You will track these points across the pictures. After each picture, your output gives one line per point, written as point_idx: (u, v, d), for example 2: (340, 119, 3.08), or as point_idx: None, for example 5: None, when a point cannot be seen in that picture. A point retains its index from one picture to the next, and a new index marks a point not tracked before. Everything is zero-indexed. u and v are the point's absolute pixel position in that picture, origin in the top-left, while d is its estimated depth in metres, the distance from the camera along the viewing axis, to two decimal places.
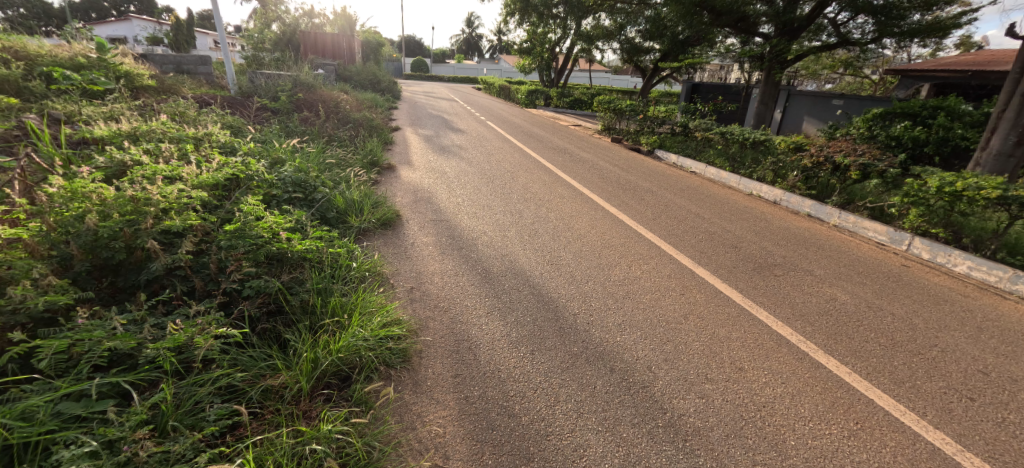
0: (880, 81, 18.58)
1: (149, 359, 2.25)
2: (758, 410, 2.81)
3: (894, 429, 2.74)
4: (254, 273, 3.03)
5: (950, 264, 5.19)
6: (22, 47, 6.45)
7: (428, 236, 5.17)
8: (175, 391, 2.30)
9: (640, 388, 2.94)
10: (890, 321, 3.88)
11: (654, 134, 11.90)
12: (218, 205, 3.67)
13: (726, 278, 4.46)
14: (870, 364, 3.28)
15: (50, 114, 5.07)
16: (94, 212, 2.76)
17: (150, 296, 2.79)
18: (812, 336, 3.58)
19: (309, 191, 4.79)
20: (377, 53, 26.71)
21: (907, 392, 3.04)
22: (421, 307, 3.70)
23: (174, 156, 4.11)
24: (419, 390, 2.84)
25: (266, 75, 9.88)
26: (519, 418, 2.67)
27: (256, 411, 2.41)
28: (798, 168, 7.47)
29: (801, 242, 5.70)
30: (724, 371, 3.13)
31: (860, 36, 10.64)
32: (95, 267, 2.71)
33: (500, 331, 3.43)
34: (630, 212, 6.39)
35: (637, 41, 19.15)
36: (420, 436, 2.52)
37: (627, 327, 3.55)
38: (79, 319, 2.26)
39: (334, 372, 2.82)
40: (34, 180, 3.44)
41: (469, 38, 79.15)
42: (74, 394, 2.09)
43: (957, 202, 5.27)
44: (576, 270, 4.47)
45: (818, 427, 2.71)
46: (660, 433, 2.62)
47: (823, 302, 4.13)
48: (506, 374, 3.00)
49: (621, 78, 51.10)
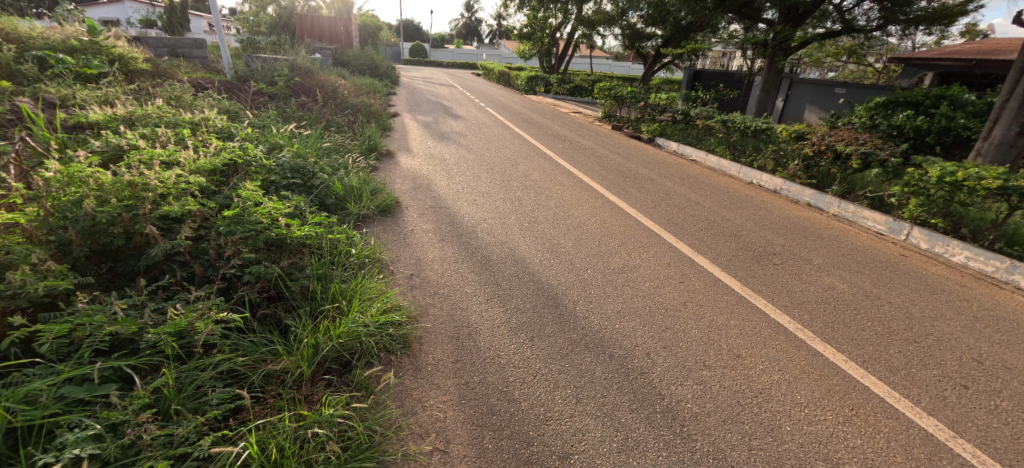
0: (884, 70, 18.47)
1: (150, 343, 2.25)
2: (755, 397, 2.84)
3: (888, 415, 2.78)
4: (254, 259, 3.03)
5: (947, 254, 5.21)
6: (13, 28, 6.34)
7: (428, 222, 5.17)
8: (176, 376, 2.31)
9: (638, 375, 2.96)
10: (888, 310, 3.90)
11: (655, 122, 11.86)
12: (216, 190, 3.66)
13: (726, 267, 4.48)
14: (867, 352, 3.31)
15: (45, 98, 5.01)
16: (92, 197, 2.73)
17: (150, 282, 2.80)
18: (810, 324, 3.61)
19: (308, 177, 4.77)
20: (375, 37, 26.33)
21: (903, 380, 3.07)
22: (420, 293, 3.71)
23: (172, 140, 4.09)
24: (419, 375, 2.87)
25: (263, 59, 9.76)
26: (519, 403, 2.70)
27: (257, 395, 2.42)
28: (799, 157, 7.44)
29: (800, 231, 5.71)
30: (722, 358, 3.15)
31: (865, 23, 10.50)
32: (94, 253, 2.71)
33: (501, 318, 3.45)
34: (630, 200, 6.39)
35: (638, 27, 18.82)
36: (421, 420, 2.55)
37: (626, 314, 3.58)
38: (78, 303, 2.25)
39: (335, 357, 2.83)
40: (31, 165, 3.43)
41: (469, 22, 78.17)
42: (76, 379, 2.09)
43: (957, 193, 5.29)
44: (576, 258, 4.47)
45: (814, 413, 2.74)
46: (658, 419, 2.65)
47: (821, 291, 4.15)
48: (506, 360, 3.03)
49: (621, 64, 51.57)
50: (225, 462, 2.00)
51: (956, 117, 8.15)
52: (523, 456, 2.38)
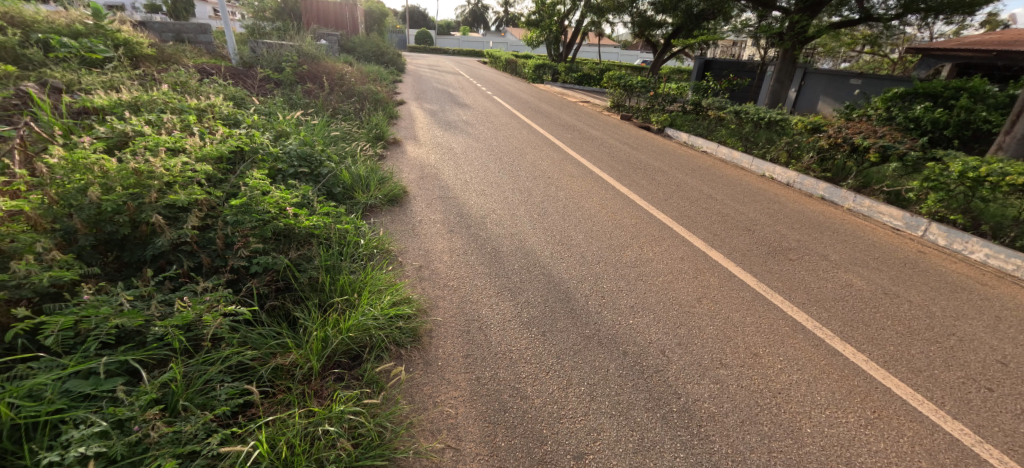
0: (899, 60, 18.05)
1: (158, 336, 2.18)
2: (774, 397, 2.76)
3: (911, 418, 2.70)
4: (262, 250, 2.99)
5: (966, 251, 5.10)
6: (18, 13, 6.26)
7: (436, 213, 5.09)
8: (184, 370, 2.24)
9: (653, 372, 2.89)
10: (907, 309, 3.82)
11: (665, 112, 11.63)
12: (223, 179, 3.62)
13: (741, 262, 4.38)
14: (888, 352, 3.23)
15: (50, 83, 4.98)
16: (96, 185, 2.69)
17: (156, 272, 2.73)
18: (828, 322, 3.52)
19: (315, 165, 4.68)
20: (381, 24, 25.97)
21: (926, 381, 2.99)
22: (430, 285, 3.65)
23: (177, 126, 4.04)
24: (430, 369, 2.81)
25: (268, 44, 9.61)
26: (531, 400, 2.64)
27: (267, 390, 2.37)
28: (814, 149, 7.32)
29: (816, 226, 5.59)
30: (739, 356, 3.07)
31: (884, 11, 10.16)
32: (100, 242, 2.67)
33: (512, 312, 3.39)
34: (641, 192, 6.27)
35: (648, 14, 18.02)
36: (433, 417, 2.49)
37: (639, 310, 3.50)
38: (84, 294, 2.18)
39: (345, 351, 2.78)
40: (36, 150, 3.40)
41: (472, 8, 77.03)
42: (83, 372, 2.01)
43: (978, 188, 5.17)
44: (588, 251, 4.39)
45: (835, 415, 2.66)
46: (674, 419, 2.58)
47: (840, 288, 4.06)
48: (518, 355, 2.97)
49: (628, 53, 50.91)
50: (234, 461, 1.94)
51: (976, 110, 7.98)
52: (537, 455, 2.32)
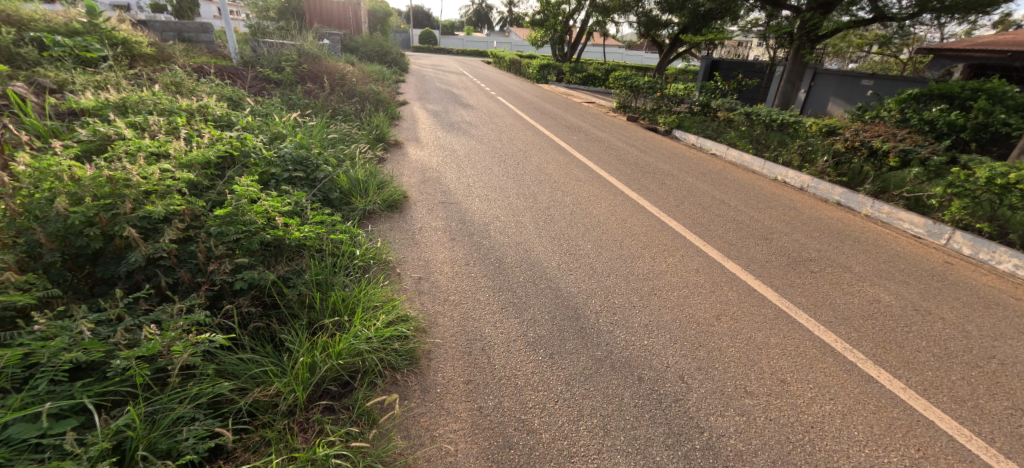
0: (909, 60, 17.69)
1: (119, 371, 1.94)
2: (806, 432, 2.50)
3: (960, 458, 2.44)
4: (248, 264, 2.76)
5: (994, 261, 4.82)
6: (12, 10, 6.07)
7: (437, 220, 4.84)
8: (150, 407, 2.00)
9: (672, 402, 2.64)
10: (941, 328, 3.55)
11: (672, 113, 11.36)
12: (209, 185, 3.38)
13: (760, 274, 4.12)
14: (926, 379, 2.97)
15: (39, 83, 4.77)
16: (66, 195, 2.45)
17: (131, 290, 2.49)
18: (859, 343, 3.25)
19: (311, 169, 4.44)
20: (384, 23, 25.79)
21: (970, 413, 2.72)
22: (429, 301, 3.41)
23: (164, 129, 3.80)
24: (427, 398, 2.57)
25: (268, 43, 9.39)
26: (539, 435, 2.39)
27: (243, 429, 2.13)
28: (829, 152, 7.04)
29: (836, 235, 5.31)
30: (765, 383, 2.82)
31: (897, 11, 9.83)
32: (69, 257, 2.44)
33: (517, 331, 3.14)
34: (651, 198, 6.01)
35: (654, 14, 17.86)
36: (430, 454, 2.25)
37: (654, 329, 3.25)
38: (40, 322, 1.95)
39: (334, 377, 2.55)
40: (11, 154, 3.17)
41: (476, 8, 76.89)
42: (31, 414, 1.78)
43: (1008, 195, 4.89)
44: (597, 262, 4.13)
45: (876, 454, 2.40)
46: (698, 458, 2.32)
47: (867, 304, 3.79)
48: (524, 381, 2.72)
49: (633, 53, 50.56)
50: None
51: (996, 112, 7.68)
52: None
